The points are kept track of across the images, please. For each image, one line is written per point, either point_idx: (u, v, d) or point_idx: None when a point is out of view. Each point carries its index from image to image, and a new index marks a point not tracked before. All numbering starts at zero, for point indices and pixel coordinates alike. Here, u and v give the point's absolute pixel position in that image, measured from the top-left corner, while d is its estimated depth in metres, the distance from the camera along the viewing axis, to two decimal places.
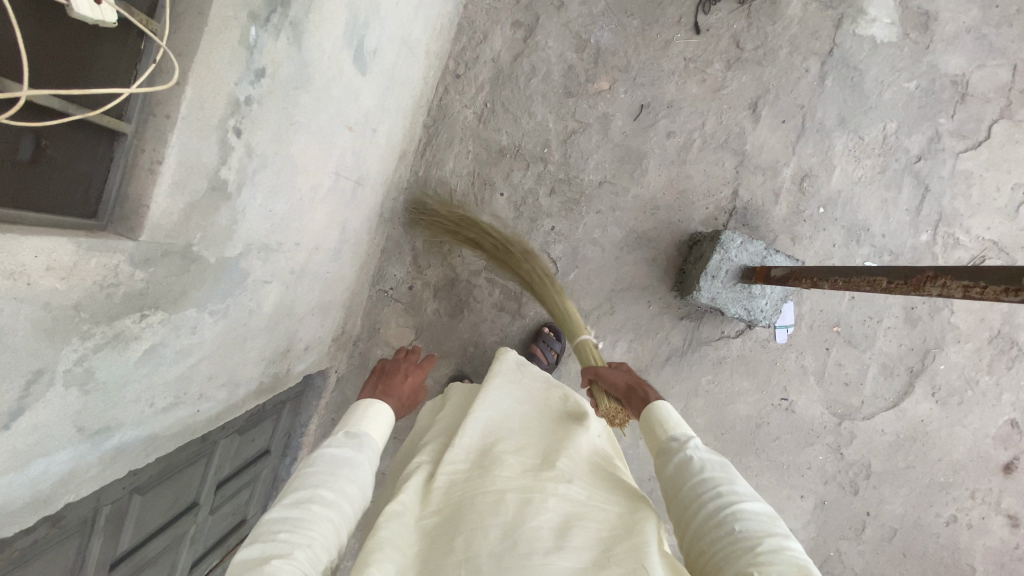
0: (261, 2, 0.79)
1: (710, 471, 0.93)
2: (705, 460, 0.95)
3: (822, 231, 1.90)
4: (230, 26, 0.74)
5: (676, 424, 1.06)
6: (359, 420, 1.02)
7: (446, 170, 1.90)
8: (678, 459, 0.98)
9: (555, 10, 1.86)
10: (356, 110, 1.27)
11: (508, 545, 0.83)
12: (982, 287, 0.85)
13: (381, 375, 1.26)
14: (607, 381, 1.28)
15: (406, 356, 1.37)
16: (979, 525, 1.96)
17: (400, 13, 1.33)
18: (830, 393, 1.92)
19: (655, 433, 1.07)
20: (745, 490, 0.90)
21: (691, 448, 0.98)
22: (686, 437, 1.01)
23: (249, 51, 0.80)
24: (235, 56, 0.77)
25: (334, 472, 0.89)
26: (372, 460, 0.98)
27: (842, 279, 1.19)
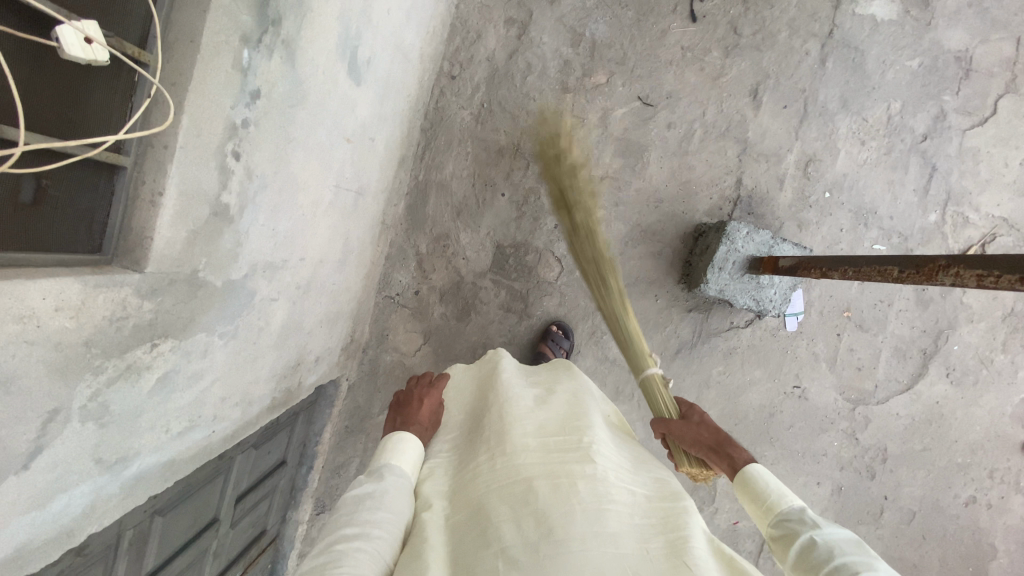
0: (252, 24, 0.78)
1: (844, 555, 0.87)
2: (836, 543, 0.90)
3: (828, 216, 1.87)
4: (222, 51, 0.74)
5: (780, 495, 1.02)
6: (384, 455, 1.04)
7: (446, 173, 1.89)
8: (802, 542, 0.93)
9: (548, 5, 1.83)
10: (354, 121, 1.26)
11: (542, 534, 0.83)
12: (995, 276, 0.84)
13: (397, 407, 1.21)
14: (682, 438, 1.15)
15: (419, 379, 1.27)
16: (998, 504, 1.95)
17: (392, 20, 1.31)
18: (843, 378, 1.91)
19: (764, 512, 1.03)
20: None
21: (812, 530, 0.94)
22: (802, 515, 0.97)
23: (244, 74, 0.80)
24: (230, 81, 0.76)
25: (357, 508, 0.91)
26: (401, 486, 0.98)
27: (852, 269, 1.17)
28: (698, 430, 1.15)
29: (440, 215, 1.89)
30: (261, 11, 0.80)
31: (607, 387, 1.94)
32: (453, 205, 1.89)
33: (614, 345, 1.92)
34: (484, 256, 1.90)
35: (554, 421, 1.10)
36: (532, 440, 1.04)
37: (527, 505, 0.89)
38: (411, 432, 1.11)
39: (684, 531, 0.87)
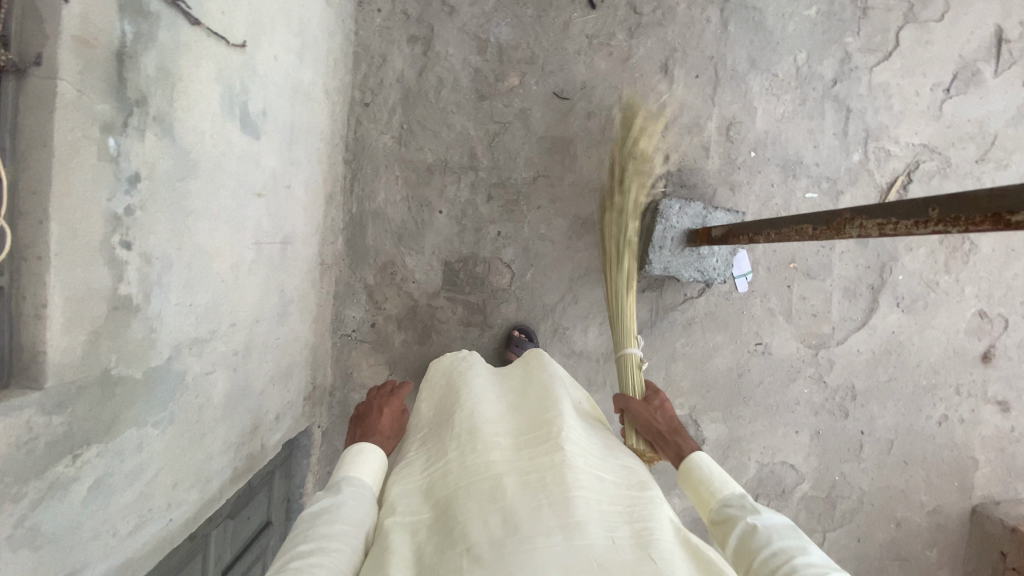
0: (110, 111, 0.76)
1: (781, 540, 0.90)
2: (772, 530, 0.93)
3: (758, 174, 1.91)
4: (81, 146, 0.72)
5: (723, 483, 1.07)
6: (344, 468, 1.04)
7: (379, 201, 1.86)
8: (742, 527, 0.96)
9: (447, 17, 1.82)
10: (261, 174, 1.24)
11: (509, 533, 0.83)
12: (894, 223, 0.86)
13: (357, 419, 1.21)
14: (640, 417, 1.29)
15: (379, 390, 1.27)
16: (970, 417, 2.01)
17: (282, 66, 1.29)
18: (800, 327, 1.96)
19: (708, 500, 1.06)
20: (818, 560, 0.87)
21: (750, 515, 0.97)
22: (741, 500, 1.01)
23: (114, 164, 0.77)
24: (98, 176, 0.74)
25: (312, 525, 0.91)
26: (359, 497, 0.98)
27: (774, 232, 1.20)
28: (654, 413, 1.29)
29: (381, 244, 1.87)
30: (121, 98, 0.78)
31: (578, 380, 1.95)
32: (392, 231, 1.87)
33: (578, 339, 1.93)
34: (434, 276, 1.89)
35: (526, 423, 1.09)
36: (501, 439, 1.03)
37: (494, 501, 0.88)
38: (374, 443, 1.11)
39: (651, 523, 0.87)
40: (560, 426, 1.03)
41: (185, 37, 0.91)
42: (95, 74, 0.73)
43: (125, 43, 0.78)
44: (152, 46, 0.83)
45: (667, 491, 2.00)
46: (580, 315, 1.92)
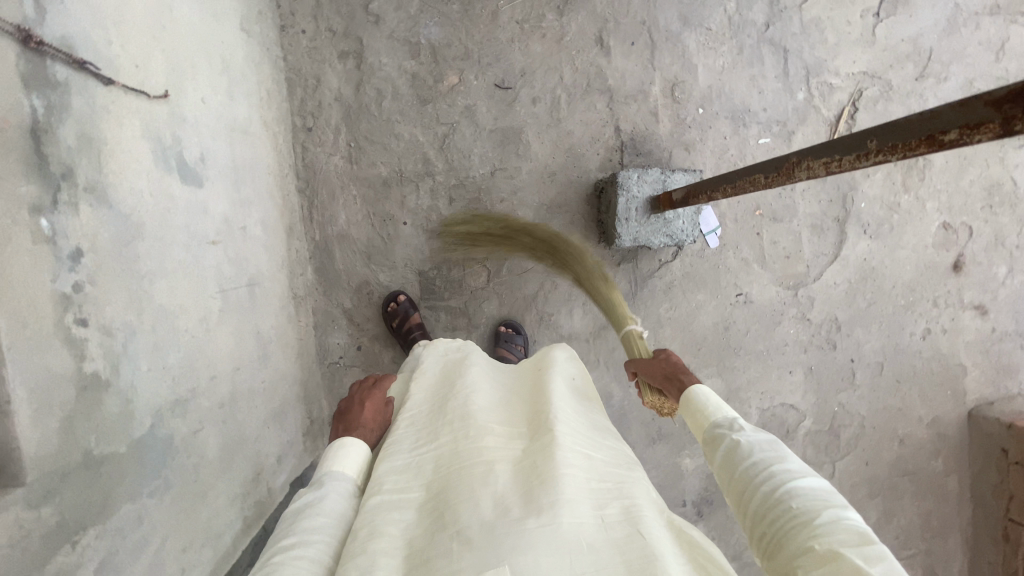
0: (38, 192, 0.74)
1: (762, 452, 0.92)
2: (754, 443, 0.94)
3: (709, 129, 1.92)
4: (13, 232, 0.70)
5: (717, 408, 1.06)
6: (327, 461, 1.03)
7: (341, 223, 1.84)
8: (727, 444, 0.97)
9: (374, 26, 1.79)
10: (212, 221, 1.21)
11: (500, 513, 0.83)
12: (838, 160, 0.86)
13: (338, 415, 1.18)
14: (644, 368, 1.30)
15: (362, 384, 1.26)
16: (951, 327, 2.07)
17: (212, 108, 1.26)
18: (776, 271, 1.99)
19: (701, 423, 1.07)
20: (798, 467, 0.88)
21: (737, 433, 0.97)
22: (730, 420, 1.02)
23: (51, 245, 0.75)
24: (37, 260, 0.73)
25: (295, 521, 0.90)
26: (343, 493, 0.98)
27: (730, 186, 1.21)
28: (654, 362, 1.28)
29: (352, 266, 1.85)
30: (45, 176, 0.76)
31: None
32: (360, 251, 1.85)
33: (564, 322, 1.94)
34: (411, 287, 1.88)
35: (520, 415, 1.10)
36: (493, 427, 1.03)
37: (487, 485, 0.88)
38: (357, 435, 1.09)
39: (639, 502, 0.88)
40: (555, 413, 1.03)
41: (102, 100, 0.88)
42: (11, 157, 0.71)
43: (39, 119, 0.76)
44: (68, 116, 0.81)
45: (677, 454, 2.03)
46: (562, 299, 1.93)
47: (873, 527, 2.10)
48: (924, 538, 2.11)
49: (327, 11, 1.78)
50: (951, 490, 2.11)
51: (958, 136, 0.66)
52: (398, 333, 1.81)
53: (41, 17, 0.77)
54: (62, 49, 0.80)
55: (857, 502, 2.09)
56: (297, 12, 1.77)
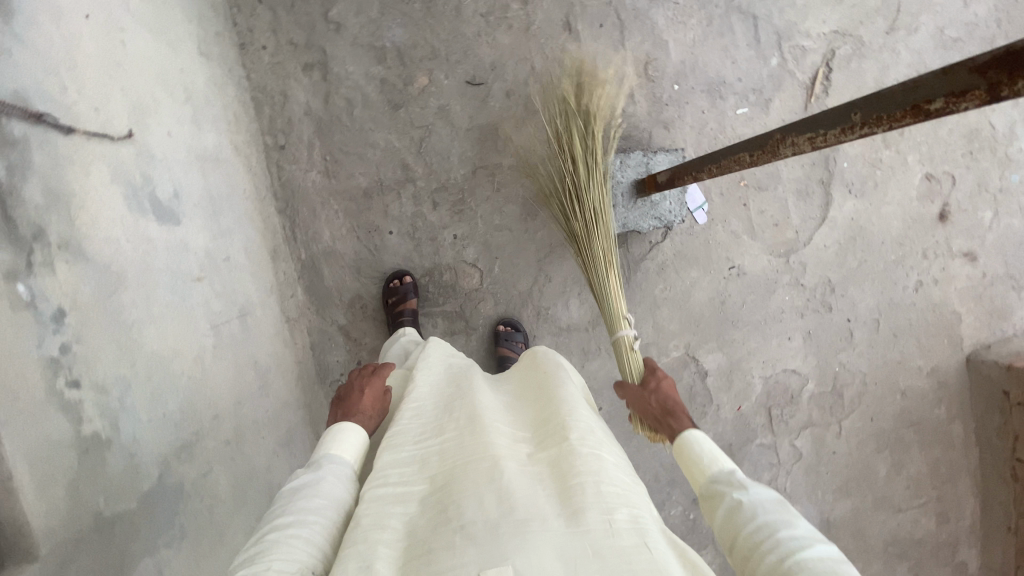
0: (8, 257, 0.72)
1: (765, 515, 0.92)
2: (757, 504, 0.94)
3: (686, 105, 1.90)
4: None
5: (713, 461, 1.07)
6: (328, 445, 1.03)
7: (326, 239, 1.81)
8: (729, 505, 0.97)
9: (336, 34, 1.74)
10: (194, 257, 1.19)
11: (505, 514, 0.83)
12: (823, 135, 0.85)
13: (337, 400, 1.16)
14: (637, 401, 1.27)
15: (360, 370, 1.24)
16: (943, 276, 2.09)
17: (180, 140, 1.22)
18: (766, 240, 1.99)
19: (697, 477, 1.07)
20: (804, 531, 0.89)
21: (737, 492, 0.98)
22: (729, 477, 1.02)
23: (31, 309, 0.74)
24: (18, 327, 0.71)
25: (292, 500, 0.91)
26: (341, 477, 0.98)
27: (715, 165, 1.20)
28: (648, 397, 1.25)
29: (342, 281, 1.83)
30: (15, 239, 0.74)
31: (574, 353, 1.95)
32: (349, 265, 1.82)
33: (561, 314, 1.93)
34: None
35: (530, 417, 1.09)
36: (501, 429, 1.02)
37: (492, 481, 0.88)
38: (355, 421, 1.09)
39: (644, 512, 0.88)
40: (568, 414, 1.03)
41: (65, 150, 0.85)
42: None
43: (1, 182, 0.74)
44: (32, 173, 0.79)
45: None
46: (558, 292, 1.92)
47: (883, 480, 2.14)
48: (934, 485, 2.15)
49: (285, 23, 1.72)
50: (957, 435, 2.15)
51: (943, 104, 0.65)
52: (390, 312, 1.78)
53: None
54: (17, 104, 0.78)
55: (866, 458, 2.13)
56: (255, 28, 1.71)
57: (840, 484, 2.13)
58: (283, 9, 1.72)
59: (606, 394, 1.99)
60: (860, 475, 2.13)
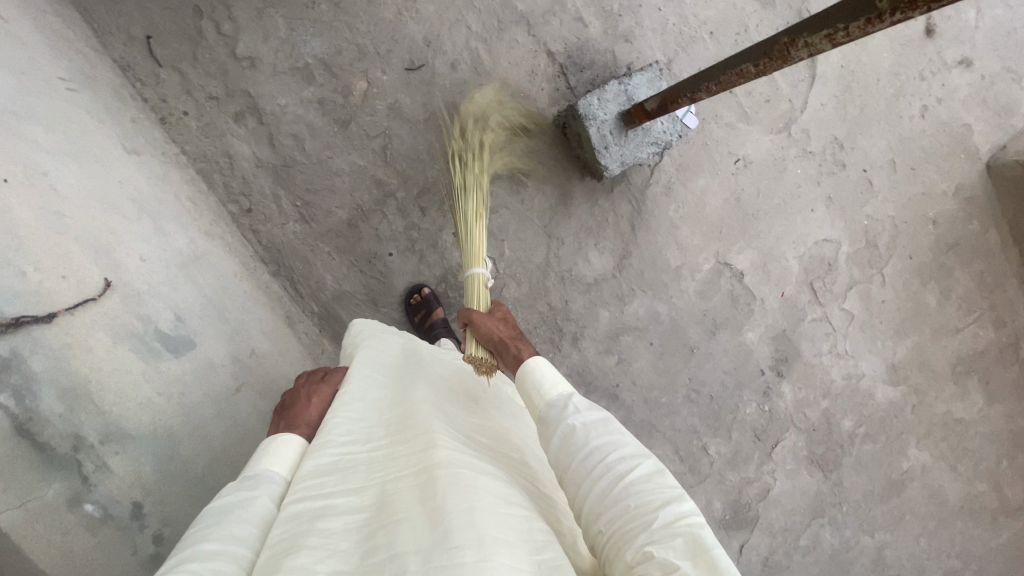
0: (71, 485, 0.89)
1: (596, 438, 0.90)
2: (589, 424, 0.92)
3: (641, 8, 1.74)
4: (73, 529, 0.88)
5: (550, 385, 0.99)
6: (262, 459, 0.96)
7: (332, 285, 1.73)
8: (562, 432, 0.92)
9: (253, 69, 1.58)
10: (225, 370, 1.20)
11: (439, 536, 0.73)
12: (844, 30, 0.76)
13: (281, 411, 1.09)
14: (479, 330, 1.14)
15: (308, 376, 1.15)
16: (946, 92, 1.99)
17: (157, 257, 1.16)
18: (760, 120, 1.91)
19: (534, 403, 1.00)
20: (630, 448, 0.89)
21: (574, 420, 0.93)
22: (564, 401, 0.96)
23: (109, 523, 0.93)
24: (105, 542, 0.91)
25: (220, 522, 0.83)
26: (272, 496, 0.90)
27: (713, 83, 1.10)
28: (495, 322, 1.15)
29: (364, 318, 1.76)
30: (60, 463, 0.88)
31: (610, 302, 1.93)
32: (364, 300, 1.76)
33: (584, 270, 1.90)
34: None
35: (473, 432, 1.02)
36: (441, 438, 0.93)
37: (424, 499, 0.79)
38: (296, 433, 1.01)
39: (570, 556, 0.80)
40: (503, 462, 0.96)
41: (59, 338, 0.91)
42: (18, 474, 0.83)
43: (15, 412, 0.84)
44: (41, 385, 0.88)
45: (739, 333, 2.03)
46: (574, 248, 1.87)
47: (935, 308, 2.12)
48: (984, 296, 2.14)
49: (197, 79, 1.57)
50: (993, 244, 2.11)
51: None
52: (422, 328, 1.73)
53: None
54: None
55: (915, 295, 2.11)
56: (167, 95, 1.56)
57: (896, 328, 2.13)
58: (188, 63, 1.56)
59: (652, 327, 1.97)
60: (913, 314, 2.12)
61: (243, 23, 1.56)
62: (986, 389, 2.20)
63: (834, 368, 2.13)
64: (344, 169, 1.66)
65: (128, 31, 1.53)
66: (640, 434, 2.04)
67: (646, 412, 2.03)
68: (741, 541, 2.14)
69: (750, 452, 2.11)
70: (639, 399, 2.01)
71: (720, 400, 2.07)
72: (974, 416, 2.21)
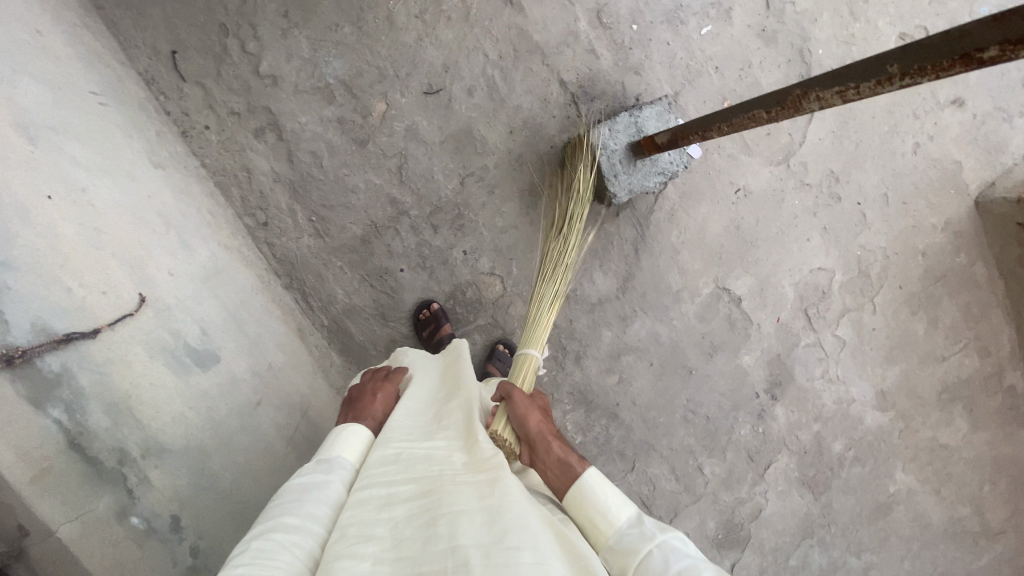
0: (116, 500, 0.95)
1: (678, 562, 0.88)
2: (665, 546, 0.91)
3: (651, 42, 1.81)
4: (120, 540, 0.94)
5: (614, 507, 0.98)
6: (334, 445, 1.02)
7: (343, 298, 1.76)
8: (639, 556, 0.91)
9: (274, 88, 1.62)
10: (246, 384, 1.24)
11: (500, 538, 0.78)
12: (855, 89, 0.82)
13: (348, 404, 1.17)
14: (516, 416, 1.12)
15: (373, 374, 1.25)
16: (936, 131, 2.08)
17: (183, 272, 1.21)
18: (761, 151, 1.98)
19: (598, 529, 0.97)
20: (712, 570, 0.88)
21: (650, 545, 0.91)
22: (641, 528, 0.94)
23: (151, 536, 0.98)
24: (148, 555, 0.97)
25: (297, 500, 0.89)
26: (342, 481, 0.96)
27: (725, 124, 1.16)
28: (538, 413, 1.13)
29: (373, 332, 1.79)
30: (108, 477, 0.94)
31: (613, 323, 1.98)
32: (374, 314, 1.79)
33: (589, 291, 1.95)
34: None
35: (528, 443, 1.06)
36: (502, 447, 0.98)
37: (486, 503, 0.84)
38: (363, 424, 1.08)
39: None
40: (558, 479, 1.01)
41: (102, 354, 0.97)
42: (71, 487, 0.90)
43: (67, 427, 0.91)
44: (88, 401, 0.94)
45: (737, 356, 2.09)
46: (580, 270, 1.93)
47: (923, 337, 2.20)
48: (970, 326, 2.22)
49: (220, 94, 1.60)
50: (980, 276, 2.20)
51: (997, 52, 0.64)
52: (429, 343, 1.76)
53: (6, 327, 0.86)
54: (42, 340, 0.90)
55: (904, 324, 2.19)
56: (190, 109, 1.60)
57: (886, 355, 2.20)
58: (211, 80, 1.59)
59: (653, 348, 2.03)
60: (902, 341, 2.20)
61: (267, 42, 1.60)
62: (971, 416, 2.28)
63: (826, 392, 2.19)
64: (361, 186, 1.70)
65: (154, 45, 1.56)
66: (638, 452, 2.08)
67: (645, 431, 2.07)
68: (733, 560, 2.18)
69: (743, 472, 2.16)
70: (638, 418, 2.06)
71: (716, 421, 2.12)
72: (958, 441, 2.28)
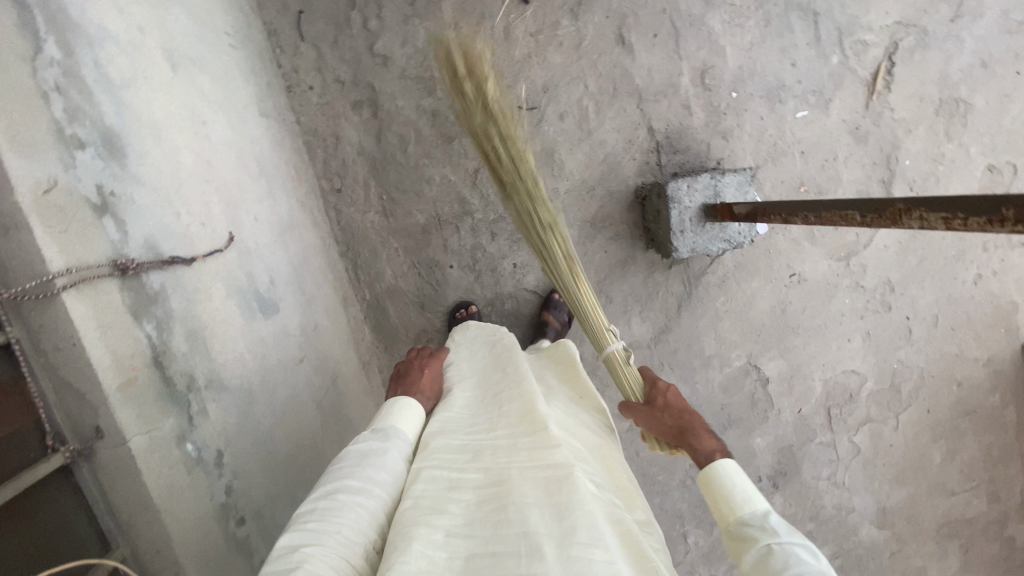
0: (178, 425, 0.94)
1: (801, 566, 0.81)
2: (790, 548, 0.85)
3: (745, 112, 1.84)
4: (172, 466, 0.91)
5: (744, 501, 0.95)
6: (390, 417, 1.04)
7: (389, 279, 1.81)
8: (758, 550, 0.87)
9: (383, 68, 1.68)
10: (293, 338, 1.31)
11: (567, 531, 0.77)
12: (963, 220, 0.84)
13: (396, 379, 1.21)
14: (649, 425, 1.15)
15: (418, 352, 1.28)
16: (1002, 267, 2.06)
17: (266, 220, 1.29)
18: (825, 244, 1.99)
19: (725, 515, 0.96)
20: None
21: (770, 540, 0.87)
22: (763, 522, 0.90)
23: (199, 465, 0.96)
24: (195, 489, 0.94)
25: (360, 464, 0.91)
26: (400, 451, 0.98)
27: (814, 215, 1.18)
28: (663, 416, 1.13)
29: (409, 318, 1.83)
30: (176, 400, 0.94)
31: None
32: (413, 302, 1.82)
33: (624, 334, 1.96)
34: None
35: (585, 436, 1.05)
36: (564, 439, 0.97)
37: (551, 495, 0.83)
38: (413, 400, 1.10)
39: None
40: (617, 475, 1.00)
41: (193, 283, 1.01)
42: (148, 402, 0.89)
43: (155, 343, 0.91)
44: (174, 322, 0.96)
45: (749, 436, 2.08)
46: (619, 311, 1.95)
47: (938, 466, 2.16)
48: (988, 468, 2.18)
49: (331, 61, 1.67)
50: (1009, 420, 2.16)
51: None
52: None
53: (125, 237, 0.89)
54: (151, 257, 0.93)
55: (922, 448, 2.15)
56: (300, 68, 1.67)
57: (897, 474, 2.16)
58: (328, 45, 1.66)
59: None
60: (916, 465, 2.16)
61: (388, 24, 1.66)
62: (965, 556, 2.22)
63: (829, 495, 2.15)
64: (437, 177, 1.75)
65: (284, 2, 1.64)
66: None
67: (641, 485, 2.06)
68: None
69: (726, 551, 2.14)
70: (637, 470, 2.05)
71: None
72: None
